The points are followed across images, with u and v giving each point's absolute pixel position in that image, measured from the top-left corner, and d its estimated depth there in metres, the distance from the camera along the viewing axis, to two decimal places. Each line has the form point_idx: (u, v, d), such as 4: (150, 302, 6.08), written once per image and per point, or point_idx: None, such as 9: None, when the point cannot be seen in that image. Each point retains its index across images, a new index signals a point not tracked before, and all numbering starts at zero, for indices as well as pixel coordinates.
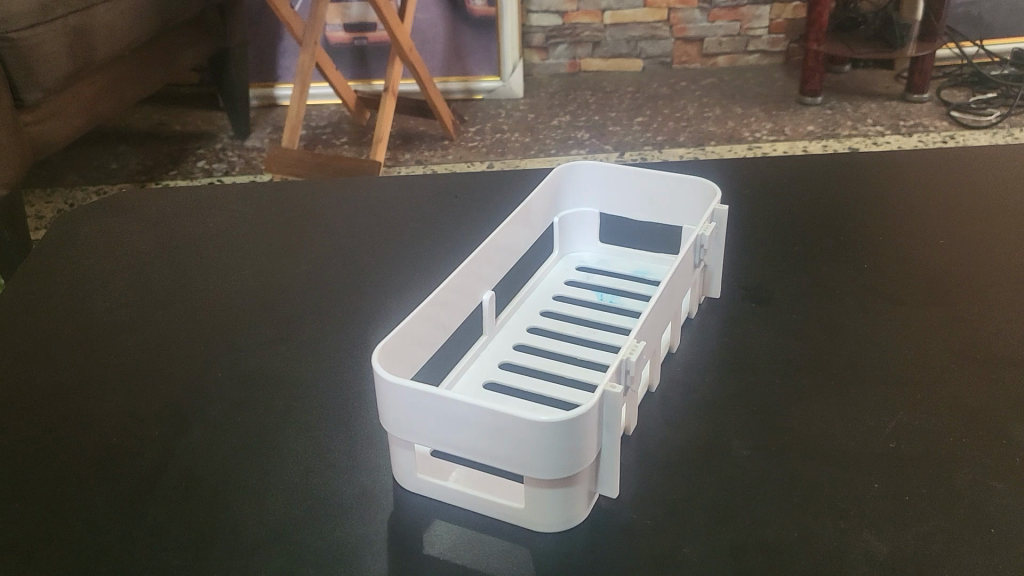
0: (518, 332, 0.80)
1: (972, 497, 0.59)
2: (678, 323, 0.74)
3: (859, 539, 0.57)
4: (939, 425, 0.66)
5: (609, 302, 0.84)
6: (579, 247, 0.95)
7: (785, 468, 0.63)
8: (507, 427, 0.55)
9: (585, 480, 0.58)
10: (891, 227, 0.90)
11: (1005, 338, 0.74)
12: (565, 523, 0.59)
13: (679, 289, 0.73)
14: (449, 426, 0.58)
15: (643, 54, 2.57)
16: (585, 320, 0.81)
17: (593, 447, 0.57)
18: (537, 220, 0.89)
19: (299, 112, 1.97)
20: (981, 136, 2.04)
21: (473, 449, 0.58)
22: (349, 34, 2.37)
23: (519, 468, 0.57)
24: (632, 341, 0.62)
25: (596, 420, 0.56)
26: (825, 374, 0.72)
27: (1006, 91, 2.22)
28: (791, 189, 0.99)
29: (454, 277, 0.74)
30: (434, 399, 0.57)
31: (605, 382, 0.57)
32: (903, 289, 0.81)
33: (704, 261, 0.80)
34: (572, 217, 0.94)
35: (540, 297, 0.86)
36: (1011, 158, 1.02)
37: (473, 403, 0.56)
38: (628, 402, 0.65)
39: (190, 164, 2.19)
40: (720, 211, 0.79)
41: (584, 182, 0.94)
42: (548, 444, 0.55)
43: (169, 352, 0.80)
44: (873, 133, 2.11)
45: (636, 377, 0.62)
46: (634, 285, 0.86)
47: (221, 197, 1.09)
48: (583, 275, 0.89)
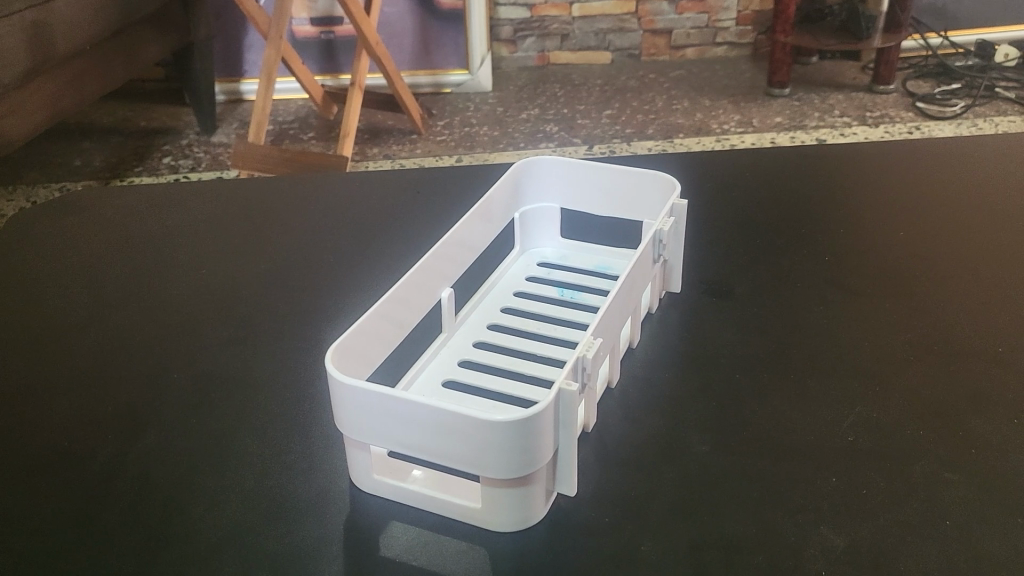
0: (478, 329, 0.79)
1: (928, 490, 0.59)
2: (638, 320, 0.74)
3: (817, 533, 0.57)
4: (896, 417, 0.66)
5: (570, 297, 0.84)
6: (540, 242, 0.94)
7: (744, 463, 0.63)
8: (461, 427, 0.55)
9: (542, 480, 0.58)
10: (853, 220, 0.90)
11: (963, 330, 0.74)
12: (521, 524, 0.58)
13: (638, 286, 0.73)
14: (404, 427, 0.57)
15: (612, 47, 2.57)
16: (545, 317, 0.81)
17: (549, 446, 0.56)
18: (497, 216, 0.89)
19: (265, 107, 1.94)
20: (946, 127, 2.05)
21: (429, 451, 0.57)
22: (316, 28, 2.34)
23: (474, 468, 0.56)
24: (588, 339, 0.61)
25: (552, 417, 0.56)
26: (785, 367, 0.72)
27: (970, 82, 2.23)
28: (755, 182, 0.99)
29: (411, 274, 0.73)
30: (388, 399, 0.56)
31: (561, 380, 0.57)
32: (863, 281, 0.82)
33: (664, 257, 0.79)
34: (536, 212, 0.93)
35: (501, 294, 0.85)
36: (973, 150, 1.02)
37: (428, 404, 0.55)
38: (585, 400, 0.64)
39: (156, 160, 2.16)
40: (680, 205, 0.79)
41: (547, 177, 0.93)
42: (502, 444, 0.54)
43: (126, 357, 0.79)
44: (839, 124, 2.12)
45: (593, 375, 0.61)
46: (595, 281, 0.86)
47: (184, 195, 1.07)
48: (544, 271, 0.89)
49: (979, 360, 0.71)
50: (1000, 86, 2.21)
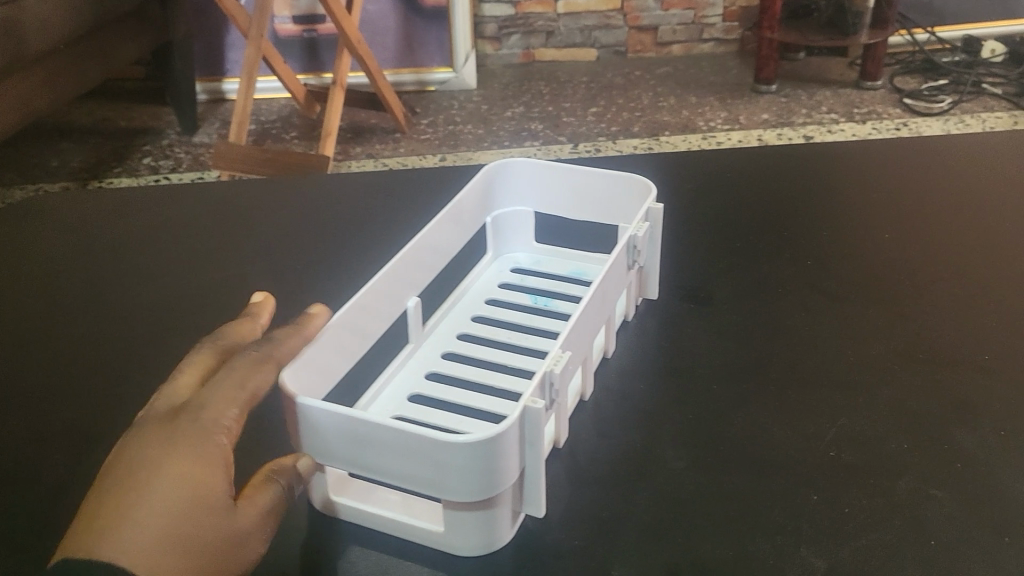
0: (447, 339, 0.77)
1: (912, 507, 0.57)
2: (613, 329, 0.72)
3: (796, 555, 0.54)
4: (878, 429, 0.64)
5: (543, 305, 0.81)
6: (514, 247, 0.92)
7: (721, 480, 0.60)
8: (420, 449, 0.52)
9: (507, 502, 0.55)
10: (835, 222, 0.88)
11: (949, 336, 0.72)
12: (485, 547, 0.56)
13: (611, 295, 0.70)
14: (361, 448, 0.54)
15: (598, 43, 2.54)
16: (516, 326, 0.79)
17: (514, 465, 0.54)
18: (468, 220, 0.86)
19: (246, 106, 1.91)
20: (934, 124, 2.03)
21: (387, 473, 0.54)
22: (298, 26, 2.30)
23: (435, 491, 0.53)
24: (557, 353, 0.59)
25: (517, 437, 0.53)
26: (765, 377, 0.69)
27: (958, 78, 2.21)
28: (736, 182, 0.96)
29: (376, 283, 0.70)
30: (344, 420, 0.53)
31: (526, 397, 0.54)
32: (846, 285, 0.79)
33: (639, 263, 0.77)
34: (509, 216, 0.91)
35: (471, 301, 0.83)
36: (961, 145, 0.99)
37: (386, 425, 0.52)
38: (555, 416, 0.62)
39: (136, 161, 2.12)
40: (655, 209, 0.77)
41: (520, 180, 0.91)
42: (463, 465, 0.51)
43: (90, 377, 0.75)
44: (827, 121, 2.10)
45: (561, 390, 0.59)
46: (569, 287, 0.84)
47: (155, 200, 1.04)
48: (518, 277, 0.86)
49: (965, 368, 0.69)
50: (987, 81, 2.18)
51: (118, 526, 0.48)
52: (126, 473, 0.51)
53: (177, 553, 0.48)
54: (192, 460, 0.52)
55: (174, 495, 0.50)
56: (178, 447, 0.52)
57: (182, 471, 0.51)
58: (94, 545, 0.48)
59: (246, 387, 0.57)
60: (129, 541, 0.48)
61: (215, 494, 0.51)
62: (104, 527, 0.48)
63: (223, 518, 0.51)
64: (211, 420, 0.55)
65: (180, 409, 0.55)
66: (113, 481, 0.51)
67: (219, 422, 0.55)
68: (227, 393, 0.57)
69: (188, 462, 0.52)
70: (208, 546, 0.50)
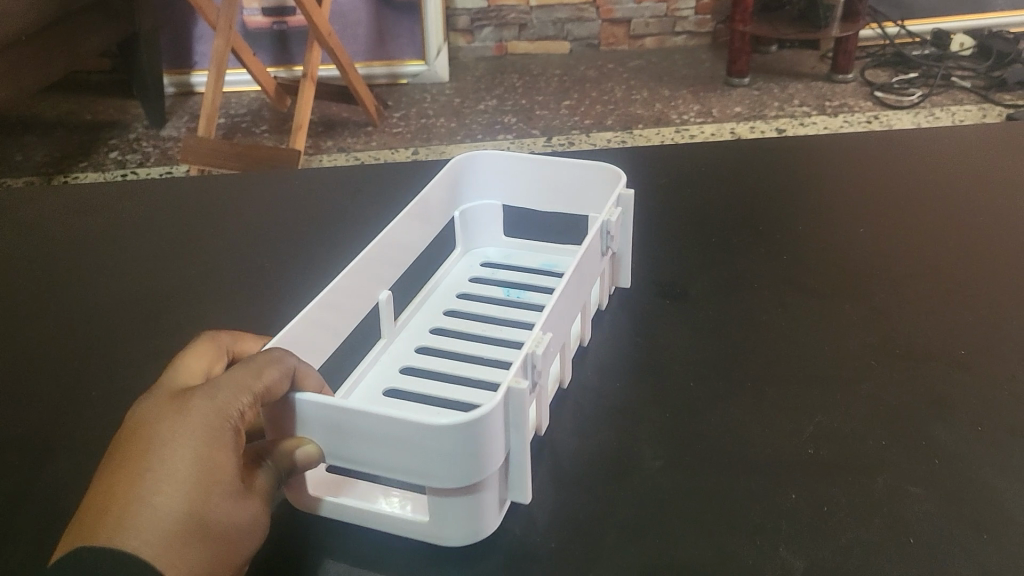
0: (420, 333, 0.76)
1: (890, 505, 0.57)
2: (588, 317, 0.72)
3: (776, 555, 0.54)
4: (856, 427, 0.63)
5: (516, 297, 0.81)
6: (482, 241, 0.91)
7: (699, 481, 0.60)
8: (405, 435, 0.50)
9: (493, 488, 0.55)
10: (811, 217, 0.88)
11: (926, 333, 0.72)
12: (471, 537, 0.55)
13: (588, 280, 0.69)
14: (343, 438, 0.53)
15: (570, 36, 2.53)
16: (489, 320, 0.78)
17: (499, 450, 0.53)
18: (436, 214, 0.85)
19: (215, 99, 1.88)
20: (904, 117, 2.03)
21: (371, 463, 0.53)
22: (267, 18, 2.26)
23: (420, 479, 0.52)
24: (538, 335, 0.58)
25: (501, 418, 0.52)
26: (743, 375, 0.69)
27: (927, 72, 2.20)
28: (711, 177, 0.96)
29: (346, 275, 0.69)
30: (327, 409, 0.52)
31: (510, 378, 0.53)
32: (821, 281, 0.79)
33: (613, 248, 0.77)
34: (477, 209, 0.90)
35: (443, 296, 0.82)
36: (932, 137, 0.99)
37: (369, 411, 0.51)
38: (537, 402, 0.61)
39: (102, 155, 2.08)
40: (626, 194, 0.76)
41: (488, 173, 0.89)
42: (449, 450, 0.50)
43: (53, 385, 0.73)
44: (799, 114, 2.10)
45: (543, 372, 0.58)
46: (543, 279, 0.83)
47: (118, 198, 1.01)
48: (489, 271, 0.86)
49: (941, 364, 0.68)
50: (957, 74, 2.18)
51: (121, 514, 0.46)
52: (134, 452, 0.49)
53: (181, 545, 0.46)
54: (200, 443, 0.49)
55: (182, 482, 0.48)
56: (185, 428, 0.50)
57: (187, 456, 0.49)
58: (96, 534, 0.46)
59: (267, 360, 0.54)
60: (134, 529, 0.46)
61: (220, 482, 0.49)
62: (106, 515, 0.47)
63: (226, 509, 0.49)
64: (223, 401, 0.52)
65: (187, 390, 0.53)
66: (116, 465, 0.49)
67: (232, 404, 0.52)
68: (243, 368, 0.53)
69: (196, 447, 0.49)
70: (211, 536, 0.48)
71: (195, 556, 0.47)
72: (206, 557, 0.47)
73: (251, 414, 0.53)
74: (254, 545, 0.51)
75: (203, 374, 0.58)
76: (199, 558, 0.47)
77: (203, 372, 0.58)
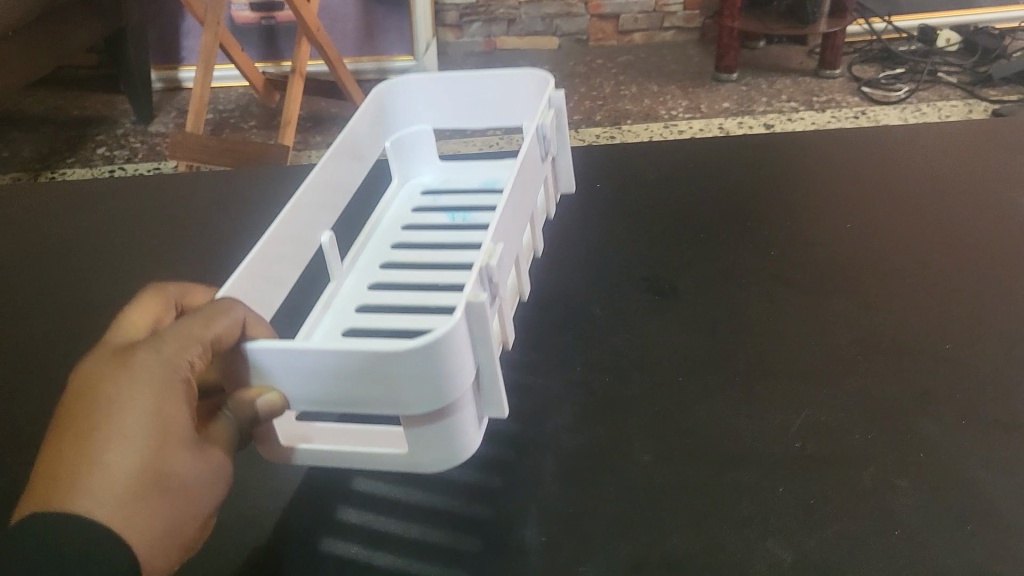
0: (372, 270, 0.80)
1: (875, 497, 0.58)
2: (537, 225, 0.76)
3: (764, 547, 0.55)
4: (844, 421, 0.64)
5: (462, 219, 0.87)
6: (416, 168, 0.98)
7: (688, 474, 0.61)
8: (369, 367, 0.48)
9: (468, 404, 0.53)
10: (797, 213, 0.88)
11: (911, 328, 0.72)
12: (454, 461, 0.54)
13: (534, 187, 0.73)
14: (308, 380, 0.51)
15: (559, 31, 2.54)
16: (438, 243, 0.83)
17: (470, 365, 0.51)
18: (365, 145, 0.89)
19: (203, 94, 1.84)
20: (891, 112, 2.00)
21: (341, 401, 0.51)
22: (256, 14, 2.24)
23: (394, 409, 0.50)
24: (489, 246, 0.57)
25: (466, 332, 0.50)
26: (731, 369, 0.69)
27: (915, 66, 2.21)
28: (698, 172, 0.97)
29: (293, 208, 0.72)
30: (283, 352, 0.50)
31: (468, 292, 0.51)
32: (809, 277, 0.79)
33: (549, 155, 0.82)
34: (403, 139, 0.96)
35: (390, 229, 0.87)
36: (921, 135, 0.99)
37: (325, 348, 0.48)
38: (500, 320, 0.60)
39: (89, 151, 2.07)
40: (557, 95, 0.83)
41: (410, 103, 0.96)
42: (417, 376, 0.48)
43: (47, 387, 0.72)
44: (788, 108, 2.11)
45: (500, 283, 0.57)
46: (483, 199, 0.90)
47: (110, 197, 1.00)
48: (430, 200, 0.93)
49: (926, 358, 0.69)
50: (944, 69, 2.17)
51: (75, 477, 0.47)
52: (85, 410, 0.50)
53: (137, 505, 0.47)
54: (150, 398, 0.50)
55: (136, 442, 0.48)
56: (135, 385, 0.50)
57: (139, 413, 0.49)
58: (50, 501, 0.46)
59: (214, 309, 0.54)
60: (89, 491, 0.46)
61: (174, 438, 0.50)
62: (59, 479, 0.47)
63: (183, 462, 0.50)
64: (171, 354, 0.52)
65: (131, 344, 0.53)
66: (65, 424, 0.50)
67: (181, 355, 0.52)
68: (191, 317, 0.53)
69: (148, 405, 0.50)
70: (168, 491, 0.49)
71: (154, 512, 0.48)
72: (166, 511, 0.49)
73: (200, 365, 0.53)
74: (217, 496, 0.53)
75: (151, 324, 0.58)
76: (155, 515, 0.48)
77: (149, 322, 0.58)
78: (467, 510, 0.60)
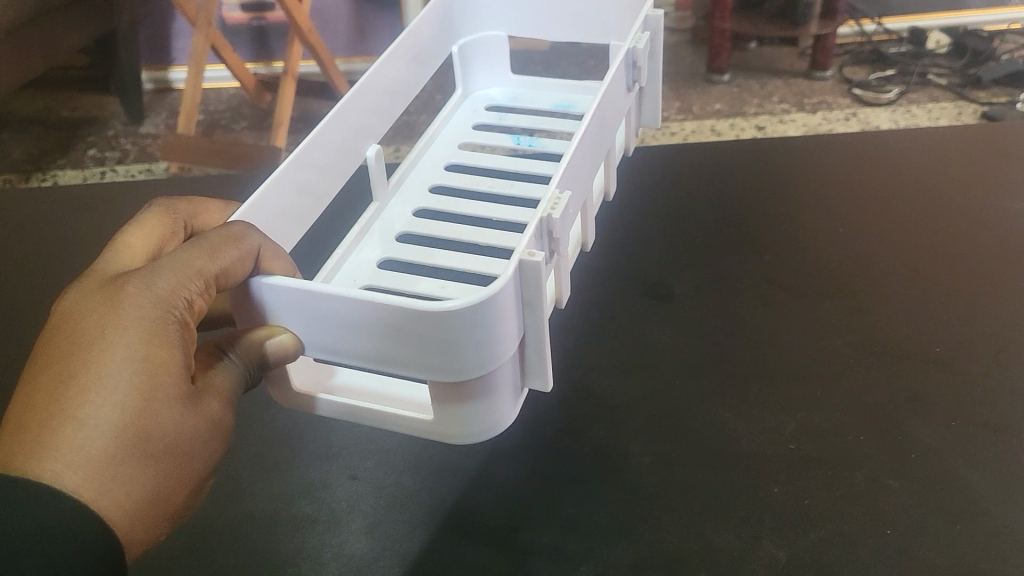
0: (420, 195, 0.83)
1: (868, 498, 0.59)
2: (613, 165, 0.74)
3: (759, 547, 0.56)
4: (837, 421, 0.65)
5: (528, 144, 0.90)
6: (481, 78, 1.01)
7: (681, 475, 0.61)
8: (404, 325, 0.46)
9: (507, 371, 0.52)
10: (792, 216, 0.89)
11: (903, 332, 0.73)
12: (490, 429, 0.53)
13: (611, 121, 0.70)
14: (334, 327, 0.48)
15: None
16: (495, 169, 0.86)
17: (515, 332, 0.49)
18: (431, 50, 0.89)
19: (194, 95, 1.70)
20: (883, 114, 1.68)
21: (367, 355, 0.49)
22: (246, 14, 1.97)
23: (427, 371, 0.48)
24: (554, 193, 0.54)
25: (514, 292, 0.47)
26: (727, 371, 0.70)
27: (906, 68, 1.81)
28: (690, 178, 0.97)
29: (341, 113, 0.72)
30: (312, 296, 0.47)
31: (521, 249, 0.48)
32: (801, 279, 0.80)
33: (640, 85, 0.79)
34: (472, 45, 0.98)
35: (445, 147, 0.90)
36: (917, 141, 0.99)
37: (360, 298, 0.46)
38: (555, 272, 0.58)
39: (80, 152, 1.88)
40: (654, 17, 0.79)
41: (486, 8, 0.96)
42: (458, 338, 0.46)
43: None
44: (779, 110, 1.80)
45: (560, 241, 0.54)
46: (552, 124, 0.92)
47: (107, 207, 0.98)
48: (495, 117, 0.96)
49: (919, 360, 0.70)
50: (934, 71, 1.78)
51: (42, 433, 0.42)
52: (65, 357, 0.45)
53: (117, 468, 0.43)
54: (138, 346, 0.45)
55: (120, 394, 0.44)
56: (119, 326, 0.46)
57: (124, 360, 0.45)
58: (11, 459, 0.41)
59: (225, 239, 0.50)
60: (65, 452, 0.42)
61: (166, 391, 0.45)
62: (24, 434, 0.42)
63: (172, 419, 0.45)
64: (166, 291, 0.48)
65: (122, 276, 0.49)
66: (39, 368, 0.45)
67: (178, 292, 0.48)
68: (194, 248, 0.49)
69: (136, 351, 0.45)
70: (154, 452, 0.45)
71: (135, 476, 0.44)
72: (148, 476, 0.44)
73: (199, 303, 0.49)
74: (213, 457, 0.49)
75: (149, 253, 0.54)
76: (139, 480, 0.44)
77: (147, 252, 0.54)
78: (471, 507, 0.61)
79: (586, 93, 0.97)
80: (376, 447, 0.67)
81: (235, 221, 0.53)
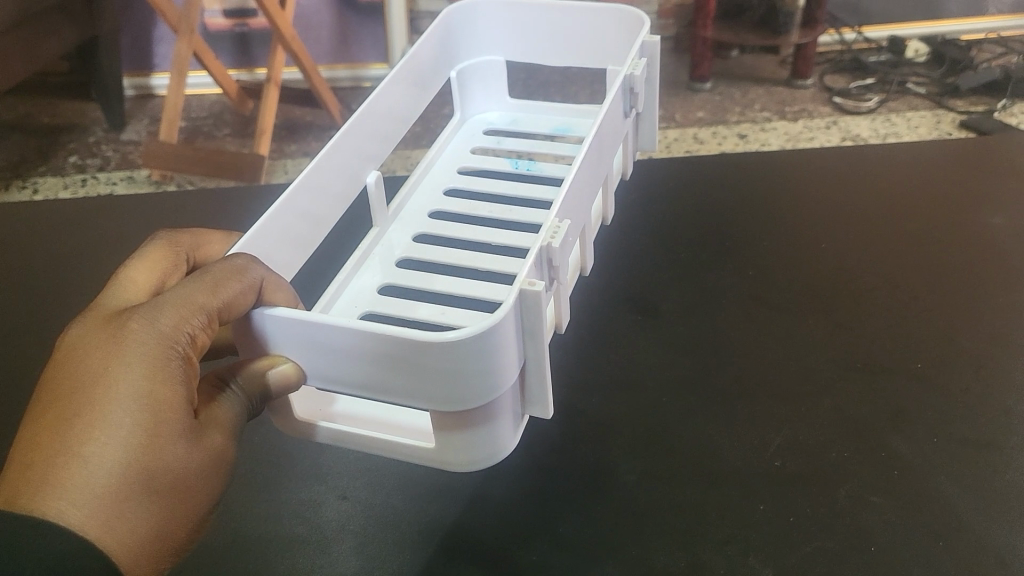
0: (419, 219, 0.83)
1: (851, 515, 0.60)
2: (611, 190, 0.75)
3: (745, 566, 0.57)
4: (821, 437, 0.66)
5: (527, 169, 0.91)
6: (478, 102, 1.02)
7: (669, 494, 0.62)
8: (405, 355, 0.46)
9: (508, 398, 0.52)
10: (777, 234, 0.90)
11: (884, 348, 0.74)
12: (492, 456, 0.53)
13: (610, 146, 0.71)
14: (332, 357, 0.49)
15: None
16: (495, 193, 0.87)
17: (515, 360, 0.50)
18: (430, 73, 0.91)
19: (177, 104, 1.67)
20: (863, 122, 1.62)
21: (366, 385, 0.49)
22: (229, 20, 1.87)
23: (428, 402, 0.48)
24: (552, 223, 0.54)
25: (515, 321, 0.48)
26: (714, 391, 0.70)
27: (885, 78, 1.75)
28: (674, 198, 0.97)
29: (343, 139, 0.72)
30: (310, 327, 0.48)
31: (521, 279, 0.48)
32: (784, 296, 0.81)
33: (637, 109, 0.80)
34: (470, 69, 0.98)
35: (444, 171, 0.91)
36: (898, 162, 0.99)
37: (359, 329, 0.46)
38: (555, 298, 0.59)
39: (60, 159, 1.76)
40: (651, 42, 0.79)
41: (484, 31, 0.97)
42: (461, 369, 0.46)
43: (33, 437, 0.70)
44: (759, 119, 1.70)
45: (558, 268, 0.55)
46: (552, 148, 0.93)
47: (92, 228, 0.97)
48: (494, 141, 0.97)
49: (902, 377, 0.71)
50: (913, 80, 1.73)
51: (46, 470, 0.43)
52: (70, 396, 0.45)
53: (118, 505, 0.43)
54: (141, 385, 0.45)
55: (122, 433, 0.44)
56: (121, 366, 0.46)
57: (127, 398, 0.45)
58: (17, 496, 0.42)
59: (227, 272, 0.50)
60: (67, 491, 0.42)
61: (169, 429, 0.46)
62: (28, 472, 0.43)
63: (174, 454, 0.45)
64: (168, 327, 0.48)
65: (125, 312, 0.49)
66: (44, 407, 0.46)
67: (181, 328, 0.48)
68: (195, 283, 0.49)
69: (137, 391, 0.45)
70: (158, 488, 0.45)
71: (136, 514, 0.44)
72: (150, 512, 0.44)
73: (202, 337, 0.49)
74: (216, 489, 0.49)
75: (151, 287, 0.55)
76: (141, 517, 0.44)
77: (150, 286, 0.54)
78: (460, 525, 0.62)
79: (583, 117, 0.98)
80: (368, 469, 0.67)
81: (238, 254, 0.52)
